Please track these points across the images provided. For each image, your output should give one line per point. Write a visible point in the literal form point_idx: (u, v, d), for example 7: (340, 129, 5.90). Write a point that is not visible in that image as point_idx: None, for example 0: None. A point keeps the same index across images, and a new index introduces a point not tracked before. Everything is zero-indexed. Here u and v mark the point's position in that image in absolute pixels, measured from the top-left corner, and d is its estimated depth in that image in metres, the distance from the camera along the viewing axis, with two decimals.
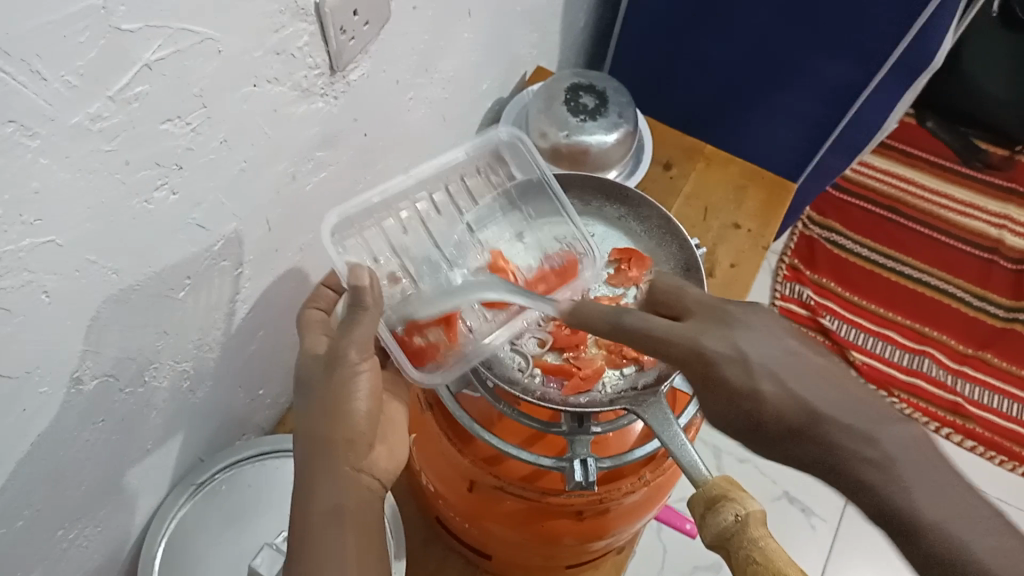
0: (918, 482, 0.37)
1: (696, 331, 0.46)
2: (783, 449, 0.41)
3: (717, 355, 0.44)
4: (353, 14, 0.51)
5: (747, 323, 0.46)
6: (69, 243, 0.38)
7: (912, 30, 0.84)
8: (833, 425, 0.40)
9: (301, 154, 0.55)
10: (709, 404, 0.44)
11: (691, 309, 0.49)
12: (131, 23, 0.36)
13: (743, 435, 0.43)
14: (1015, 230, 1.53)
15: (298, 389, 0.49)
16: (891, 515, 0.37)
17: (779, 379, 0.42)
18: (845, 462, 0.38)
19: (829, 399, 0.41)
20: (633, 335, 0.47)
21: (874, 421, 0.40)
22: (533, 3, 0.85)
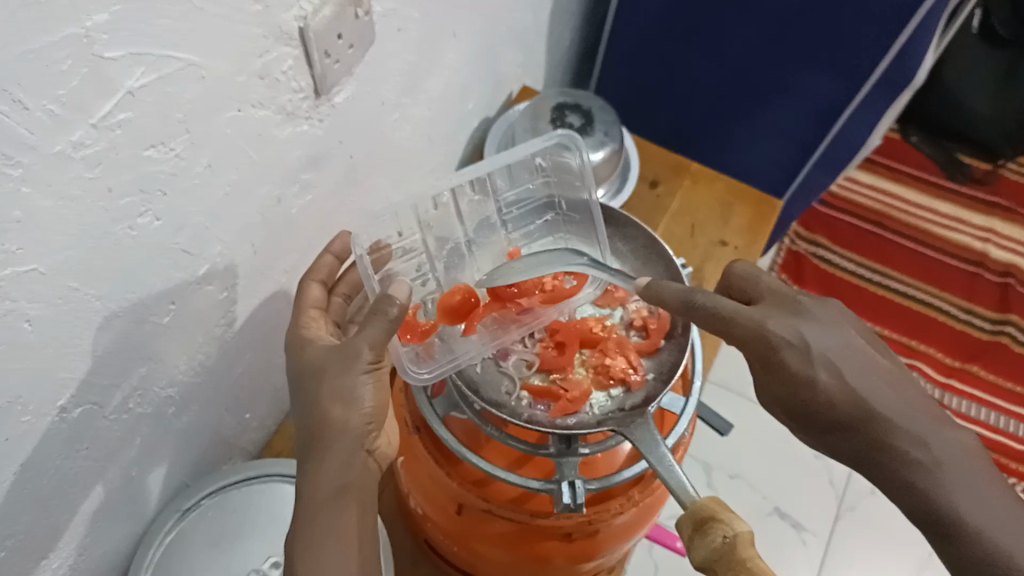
0: (962, 487, 0.41)
1: (763, 314, 0.47)
2: (831, 436, 0.45)
3: (779, 339, 0.45)
4: (337, 38, 0.52)
5: (814, 314, 0.48)
6: (51, 271, 0.38)
7: (894, 47, 0.85)
8: (889, 427, 0.43)
9: (287, 177, 0.55)
10: (768, 385, 0.47)
11: (762, 293, 0.50)
12: (113, 51, 0.36)
13: (793, 412, 0.46)
14: (1000, 242, 1.55)
15: (304, 379, 0.48)
16: (935, 516, 0.41)
17: (835, 369, 0.45)
18: (895, 460, 0.43)
19: (884, 397, 0.44)
20: (702, 316, 0.47)
21: (933, 430, 0.43)
22: (519, 22, 0.86)
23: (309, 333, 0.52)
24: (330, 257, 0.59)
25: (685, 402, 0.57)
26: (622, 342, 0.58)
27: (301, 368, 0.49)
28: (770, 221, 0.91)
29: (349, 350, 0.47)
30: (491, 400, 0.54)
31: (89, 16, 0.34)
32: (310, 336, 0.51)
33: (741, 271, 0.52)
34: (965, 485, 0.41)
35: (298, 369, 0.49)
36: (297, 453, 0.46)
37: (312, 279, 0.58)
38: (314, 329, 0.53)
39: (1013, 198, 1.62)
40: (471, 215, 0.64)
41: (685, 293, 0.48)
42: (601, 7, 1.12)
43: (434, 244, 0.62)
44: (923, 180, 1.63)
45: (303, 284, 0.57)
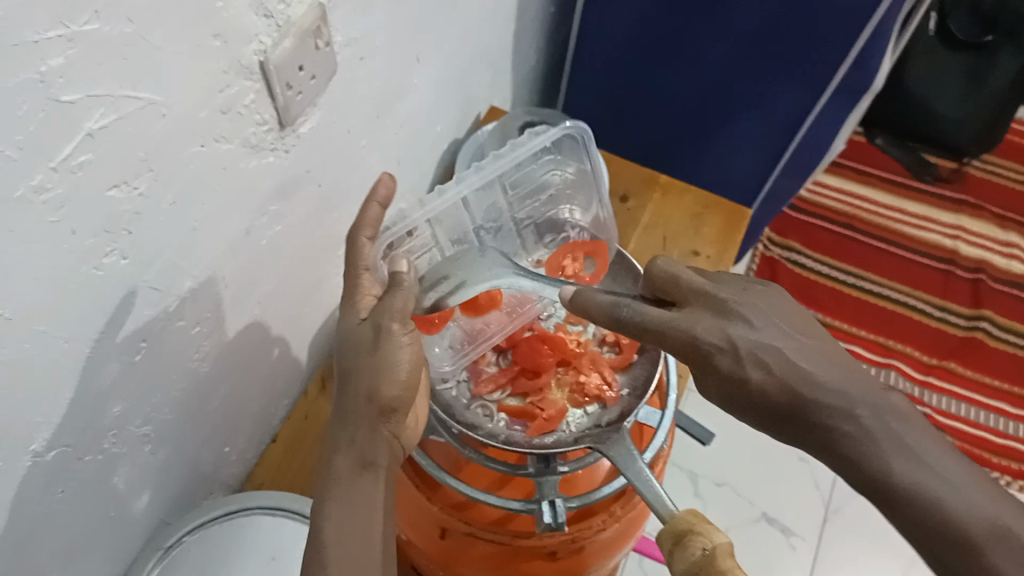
0: (896, 452, 0.39)
1: (690, 321, 0.44)
2: (774, 427, 0.42)
3: (710, 346, 0.42)
4: (299, 70, 0.52)
5: (743, 309, 0.43)
6: (17, 315, 0.38)
7: (852, 56, 0.86)
8: (821, 409, 0.40)
9: (255, 210, 0.55)
10: (708, 389, 0.44)
11: (685, 294, 0.46)
12: (70, 94, 0.36)
13: (735, 410, 0.43)
14: (969, 239, 1.57)
15: (341, 350, 0.49)
16: (877, 486, 0.38)
17: (767, 363, 0.41)
18: (834, 442, 0.40)
19: (814, 375, 0.41)
20: (631, 329, 0.45)
21: (865, 397, 0.40)
22: (482, 44, 0.87)
23: (364, 298, 0.51)
24: (376, 206, 0.54)
25: (662, 415, 0.57)
26: (596, 358, 0.58)
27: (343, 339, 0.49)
28: (742, 228, 0.91)
29: (373, 326, 0.48)
30: (468, 423, 0.54)
31: (44, 59, 0.34)
32: (358, 303, 0.51)
33: (662, 270, 0.49)
34: (904, 451, 0.39)
35: (342, 338, 0.49)
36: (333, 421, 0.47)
37: (364, 235, 0.53)
38: (363, 297, 0.51)
39: (979, 195, 1.65)
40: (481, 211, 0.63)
41: (610, 306, 0.46)
42: (564, 26, 1.14)
43: (443, 237, 0.60)
44: (891, 182, 1.66)
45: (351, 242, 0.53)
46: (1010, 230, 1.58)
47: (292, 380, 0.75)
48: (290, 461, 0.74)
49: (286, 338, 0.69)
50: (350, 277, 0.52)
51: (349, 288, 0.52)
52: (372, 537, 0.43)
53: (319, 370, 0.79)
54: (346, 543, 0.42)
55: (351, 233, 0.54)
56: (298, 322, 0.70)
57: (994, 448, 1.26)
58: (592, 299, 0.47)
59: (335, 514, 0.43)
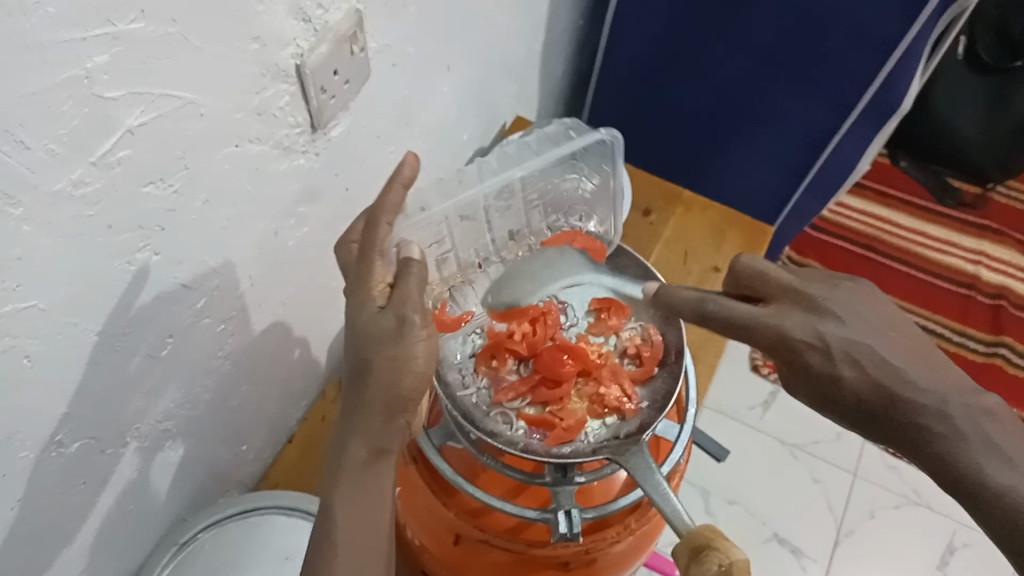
0: (989, 454, 0.39)
1: (781, 317, 0.45)
2: (862, 419, 0.43)
3: (801, 343, 0.44)
4: (334, 74, 0.53)
5: (835, 306, 0.44)
6: (51, 307, 0.39)
7: (880, 78, 0.87)
8: (910, 407, 0.41)
9: (284, 211, 0.56)
10: (796, 381, 0.46)
11: (772, 289, 0.47)
12: (113, 90, 0.37)
13: (822, 402, 0.45)
14: (991, 265, 1.56)
15: (353, 336, 0.46)
16: (967, 485, 0.40)
17: (859, 361, 0.43)
18: (921, 439, 0.41)
19: (906, 373, 0.42)
20: (719, 325, 0.48)
21: (955, 398, 0.41)
22: (511, 55, 0.88)
23: (375, 285, 0.47)
24: (398, 187, 0.50)
25: (680, 429, 0.57)
26: (616, 370, 0.58)
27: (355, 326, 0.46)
28: (763, 246, 0.91)
29: (394, 316, 0.44)
30: (487, 430, 0.55)
31: (88, 58, 0.35)
32: (370, 290, 0.47)
33: (752, 266, 0.49)
34: (991, 449, 0.39)
35: (353, 324, 0.46)
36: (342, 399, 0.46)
37: (385, 219, 0.49)
38: (376, 283, 0.47)
39: (1003, 221, 1.63)
40: (498, 211, 0.64)
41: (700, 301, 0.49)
42: (592, 39, 1.14)
43: (455, 221, 0.61)
44: (913, 205, 1.65)
45: (341, 249, 0.52)
46: None
47: (311, 381, 0.75)
48: (306, 462, 0.74)
49: (307, 339, 0.70)
50: (362, 257, 0.48)
51: (360, 268, 0.48)
52: (379, 525, 0.44)
53: (338, 371, 0.80)
54: (352, 533, 0.43)
55: (371, 216, 0.49)
56: (319, 324, 0.71)
57: None
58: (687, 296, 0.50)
59: (345, 506, 0.43)
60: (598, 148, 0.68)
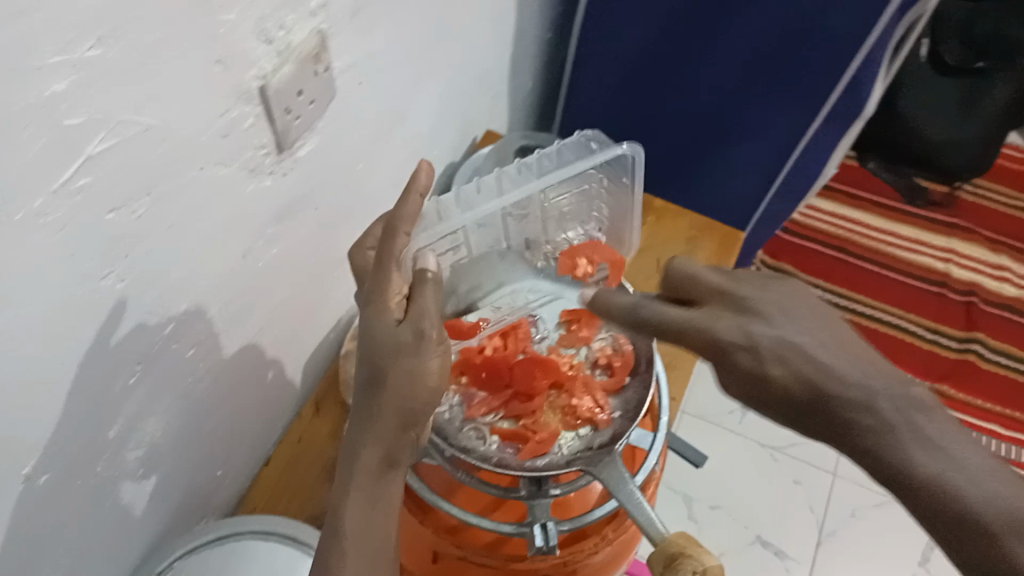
0: (921, 445, 0.37)
1: (709, 317, 0.43)
2: (794, 419, 0.41)
3: (729, 343, 0.42)
4: (298, 95, 0.53)
5: (763, 305, 0.43)
6: (16, 339, 0.38)
7: (843, 82, 0.88)
8: (841, 401, 0.39)
9: (252, 233, 0.56)
10: (726, 384, 0.44)
11: (701, 292, 0.45)
12: (73, 118, 0.36)
13: (754, 403, 0.43)
14: (961, 262, 1.58)
15: (368, 347, 0.44)
16: (901, 480, 0.37)
17: (788, 358, 0.40)
18: (851, 434, 0.39)
19: (833, 367, 0.39)
20: (650, 326, 0.46)
21: (883, 390, 0.38)
22: (478, 69, 0.88)
23: (392, 298, 0.46)
24: (415, 198, 0.48)
25: (654, 438, 0.58)
26: (588, 382, 0.59)
27: (370, 338, 0.44)
28: (735, 251, 0.92)
29: (412, 330, 0.44)
30: (460, 446, 0.55)
31: (48, 86, 0.34)
32: (386, 302, 0.45)
33: (679, 268, 0.48)
34: (922, 441, 0.37)
35: (367, 336, 0.45)
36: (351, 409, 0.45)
37: (404, 228, 0.47)
38: (393, 295, 0.46)
39: (972, 219, 1.66)
40: (514, 220, 0.63)
41: (634, 307, 0.47)
42: (560, 52, 1.15)
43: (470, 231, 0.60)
44: (883, 206, 1.67)
45: (356, 253, 0.52)
46: (1002, 253, 1.59)
47: (287, 403, 0.75)
48: (284, 483, 0.74)
49: (281, 360, 0.70)
50: (376, 266, 0.47)
51: (375, 277, 0.46)
52: (387, 535, 0.44)
53: (314, 392, 0.79)
54: (359, 545, 0.42)
55: (389, 224, 0.47)
56: (293, 344, 0.71)
57: None
58: (621, 303, 0.49)
59: (355, 512, 0.43)
60: (624, 163, 0.64)
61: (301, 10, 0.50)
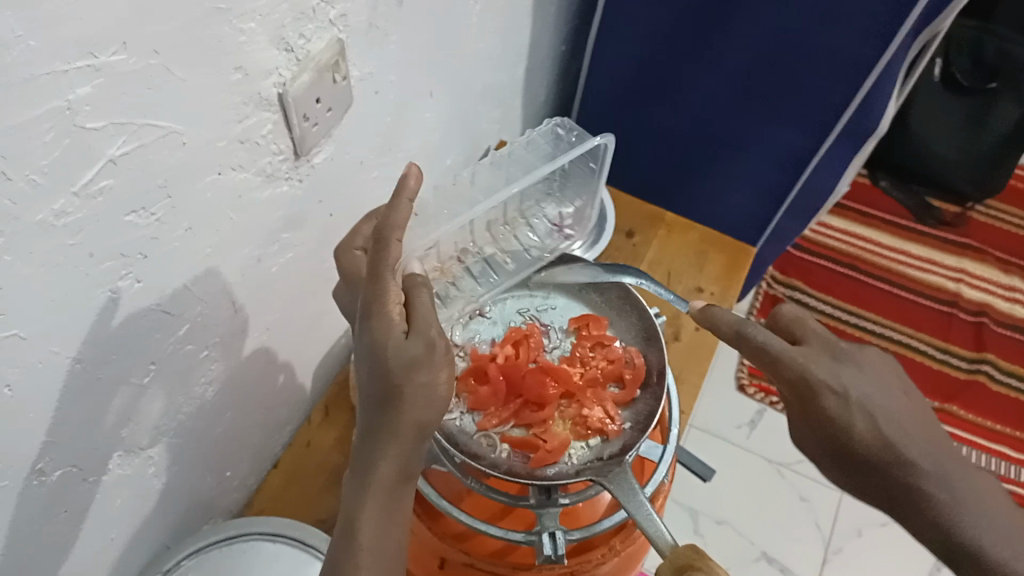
0: (988, 530, 0.45)
1: (809, 358, 0.48)
2: (867, 475, 0.47)
3: (824, 388, 0.47)
4: (316, 102, 0.53)
5: (858, 363, 0.49)
6: (33, 336, 0.39)
7: (855, 101, 0.88)
8: (920, 475, 0.45)
9: (267, 237, 0.56)
10: (805, 422, 0.49)
11: (807, 337, 0.50)
12: (95, 121, 0.37)
13: (833, 452, 0.49)
14: (972, 283, 1.57)
15: (380, 365, 0.43)
16: (964, 552, 0.45)
17: (875, 419, 0.47)
18: (924, 505, 0.45)
19: (914, 442, 0.46)
20: (752, 348, 0.49)
21: (952, 471, 0.46)
22: (493, 80, 0.89)
23: (392, 306, 0.45)
24: (405, 202, 0.46)
25: (663, 450, 0.58)
26: (600, 393, 0.59)
27: (377, 352, 0.43)
28: (745, 267, 0.92)
29: (423, 342, 0.44)
30: (469, 452, 0.55)
31: (71, 89, 0.35)
32: (389, 312, 0.44)
33: (788, 309, 0.52)
34: (985, 521, 0.45)
35: (375, 351, 0.44)
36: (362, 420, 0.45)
37: (396, 235, 0.45)
38: (390, 307, 0.45)
39: (982, 238, 1.65)
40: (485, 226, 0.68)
41: (739, 323, 0.50)
42: (574, 65, 1.16)
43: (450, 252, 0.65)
44: (894, 225, 1.67)
45: (344, 255, 0.54)
46: (1013, 274, 1.59)
47: (296, 407, 0.75)
48: (291, 486, 0.74)
49: (291, 365, 0.70)
50: (372, 276, 0.45)
51: (372, 288, 0.45)
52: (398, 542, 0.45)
53: (323, 397, 0.80)
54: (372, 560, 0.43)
55: (381, 230, 0.46)
56: (304, 349, 0.71)
57: None
58: (724, 314, 0.51)
59: (370, 526, 0.44)
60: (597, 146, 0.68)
61: (320, 18, 0.50)
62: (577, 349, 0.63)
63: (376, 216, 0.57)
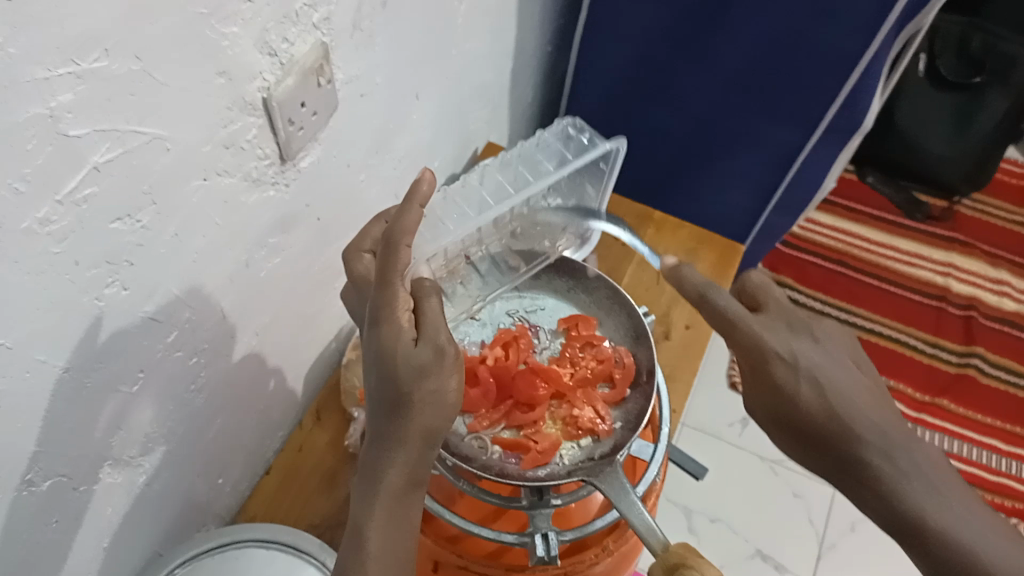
0: (934, 502, 0.44)
1: (762, 326, 0.49)
2: (815, 442, 0.47)
3: (773, 353, 0.48)
4: (301, 106, 0.53)
5: (812, 334, 0.49)
6: (19, 345, 0.38)
7: (842, 96, 0.88)
8: (862, 442, 0.45)
9: (254, 242, 0.56)
10: (758, 390, 0.50)
11: (768, 308, 0.51)
12: (78, 128, 0.37)
13: (784, 421, 0.49)
14: (960, 276, 1.58)
15: (387, 371, 0.43)
16: (905, 524, 0.44)
17: (822, 386, 0.47)
18: (866, 472, 0.45)
19: (860, 411, 0.46)
20: (711, 313, 0.50)
21: (902, 445, 0.45)
22: (480, 81, 0.89)
23: (401, 314, 0.44)
24: (416, 210, 0.46)
25: (654, 449, 0.58)
26: (590, 393, 0.59)
27: (384, 359, 0.43)
28: (734, 265, 0.92)
29: (432, 348, 0.43)
30: (460, 454, 0.54)
31: (53, 95, 0.35)
32: (398, 319, 0.44)
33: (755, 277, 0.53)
34: (931, 492, 0.44)
35: (384, 357, 0.43)
36: (372, 423, 0.45)
37: (405, 240, 0.46)
38: (399, 314, 0.44)
39: (969, 232, 1.66)
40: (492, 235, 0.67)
41: (700, 287, 0.51)
42: (560, 65, 1.16)
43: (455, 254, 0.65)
44: (882, 219, 1.68)
45: (353, 256, 0.53)
46: (1001, 267, 1.60)
47: (288, 411, 0.75)
48: (285, 492, 0.74)
49: (282, 370, 0.70)
50: (380, 282, 0.45)
51: (383, 294, 0.45)
52: (406, 546, 0.45)
53: (314, 401, 0.79)
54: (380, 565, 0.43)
55: (389, 236, 0.46)
56: (293, 353, 0.71)
57: (988, 486, 1.27)
58: (690, 277, 0.52)
59: (378, 533, 0.44)
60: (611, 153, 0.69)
61: (304, 22, 0.50)
62: (567, 350, 0.63)
63: (386, 218, 0.57)
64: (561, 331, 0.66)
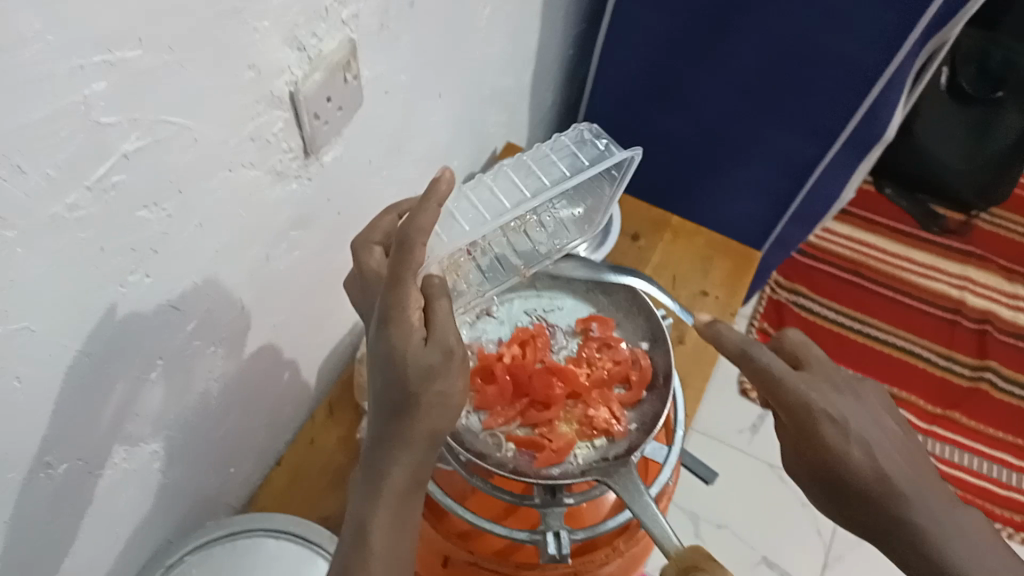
0: (989, 572, 0.43)
1: (808, 383, 0.47)
2: (862, 508, 0.46)
3: (821, 412, 0.46)
4: (327, 101, 0.54)
5: (854, 393, 0.48)
6: (43, 329, 0.39)
7: (862, 108, 0.88)
8: (914, 510, 0.44)
9: (276, 235, 0.56)
10: (800, 449, 0.48)
11: (808, 362, 0.50)
12: (110, 116, 0.37)
13: (828, 484, 0.47)
14: (976, 291, 1.57)
15: (393, 369, 0.43)
16: None
17: (871, 450, 0.46)
18: (919, 542, 0.44)
19: (909, 477, 0.45)
20: (753, 368, 0.48)
21: (950, 513, 0.45)
22: (501, 82, 0.89)
23: (411, 313, 0.43)
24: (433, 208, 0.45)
25: (668, 452, 0.58)
26: (606, 394, 0.59)
27: (393, 360, 0.43)
28: (751, 272, 0.92)
29: (440, 350, 0.43)
30: (476, 451, 0.55)
31: (86, 85, 0.35)
32: (408, 319, 0.43)
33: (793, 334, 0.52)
34: (981, 561, 0.44)
35: (391, 357, 0.43)
36: (376, 424, 0.45)
37: (421, 239, 0.43)
38: (410, 313, 0.43)
39: (986, 247, 1.66)
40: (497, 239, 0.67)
41: (743, 340, 0.49)
42: (581, 68, 1.16)
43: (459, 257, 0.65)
44: (897, 231, 1.67)
45: (361, 247, 0.54)
46: (1017, 282, 1.59)
47: (301, 404, 0.76)
48: (296, 484, 0.74)
49: (298, 363, 0.70)
50: (391, 281, 0.43)
51: (394, 294, 0.43)
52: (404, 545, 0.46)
53: (328, 395, 0.80)
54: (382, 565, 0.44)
55: (404, 236, 0.43)
56: (309, 347, 0.71)
57: (997, 501, 1.26)
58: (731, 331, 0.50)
59: (382, 532, 0.45)
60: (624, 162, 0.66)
61: (333, 18, 0.51)
62: (584, 352, 0.64)
63: (399, 211, 0.57)
64: (578, 333, 0.66)
